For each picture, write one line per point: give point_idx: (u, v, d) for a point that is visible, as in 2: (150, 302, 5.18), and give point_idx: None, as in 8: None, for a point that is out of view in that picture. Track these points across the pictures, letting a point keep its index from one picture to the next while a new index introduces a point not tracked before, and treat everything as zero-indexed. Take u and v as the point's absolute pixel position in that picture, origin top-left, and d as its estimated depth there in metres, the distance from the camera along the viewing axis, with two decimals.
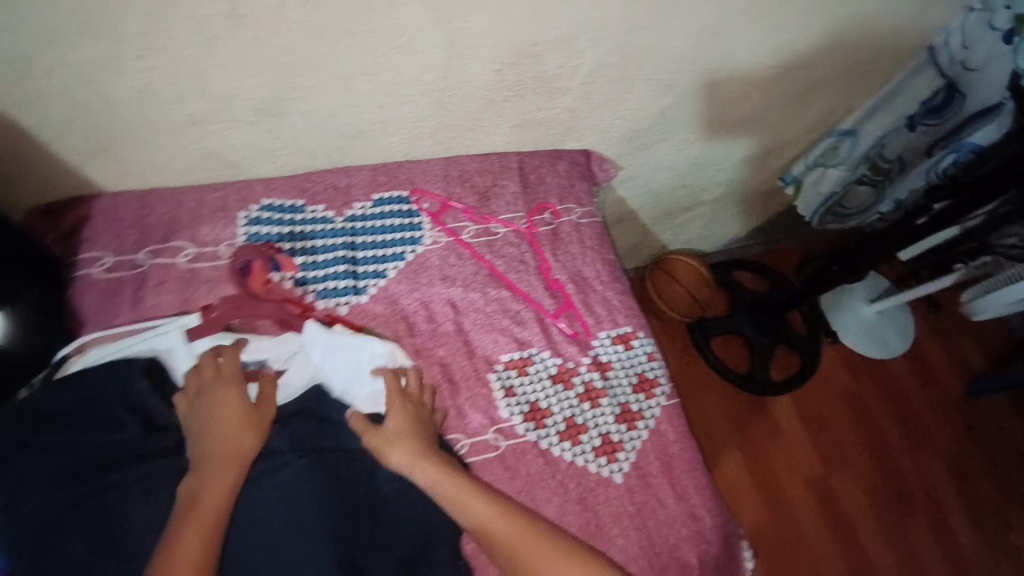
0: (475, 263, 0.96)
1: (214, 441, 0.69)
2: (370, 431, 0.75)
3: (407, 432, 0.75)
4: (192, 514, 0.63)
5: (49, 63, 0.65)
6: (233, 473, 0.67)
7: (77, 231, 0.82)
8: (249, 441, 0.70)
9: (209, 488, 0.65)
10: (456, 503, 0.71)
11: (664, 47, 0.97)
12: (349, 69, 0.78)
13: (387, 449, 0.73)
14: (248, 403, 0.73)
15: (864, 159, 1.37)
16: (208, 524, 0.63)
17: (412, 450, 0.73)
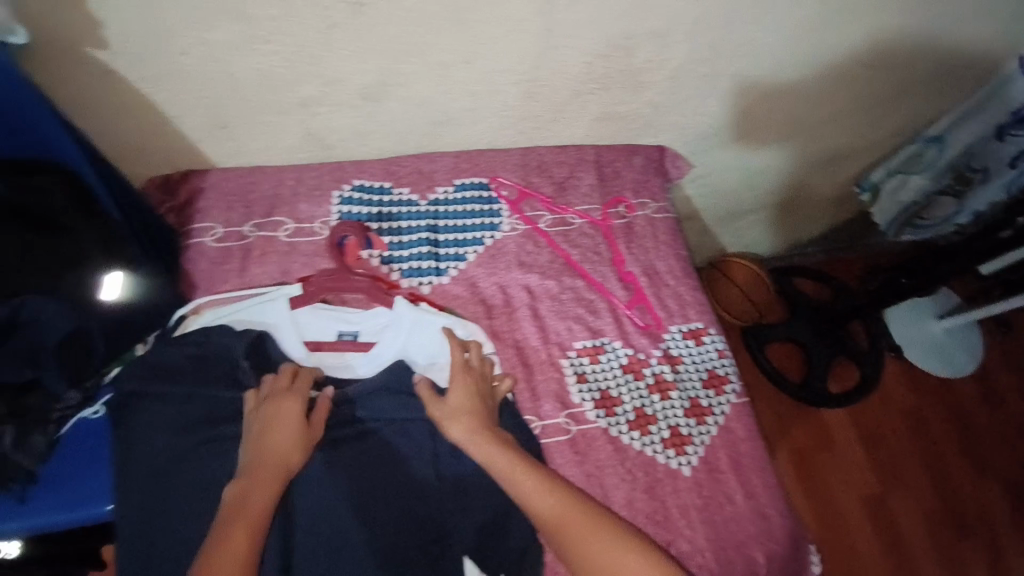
0: (551, 251, 0.98)
1: (266, 453, 0.68)
2: (433, 402, 0.76)
3: (468, 406, 0.76)
4: (238, 514, 0.63)
5: (185, 42, 0.71)
6: (273, 489, 0.66)
7: (191, 203, 0.89)
8: (295, 460, 0.69)
9: (258, 491, 0.65)
10: (517, 480, 0.71)
11: (753, 42, 0.97)
12: (450, 57, 0.82)
13: (450, 423, 0.74)
14: (304, 421, 0.72)
15: (949, 169, 1.30)
16: (257, 520, 0.63)
17: (472, 427, 0.74)
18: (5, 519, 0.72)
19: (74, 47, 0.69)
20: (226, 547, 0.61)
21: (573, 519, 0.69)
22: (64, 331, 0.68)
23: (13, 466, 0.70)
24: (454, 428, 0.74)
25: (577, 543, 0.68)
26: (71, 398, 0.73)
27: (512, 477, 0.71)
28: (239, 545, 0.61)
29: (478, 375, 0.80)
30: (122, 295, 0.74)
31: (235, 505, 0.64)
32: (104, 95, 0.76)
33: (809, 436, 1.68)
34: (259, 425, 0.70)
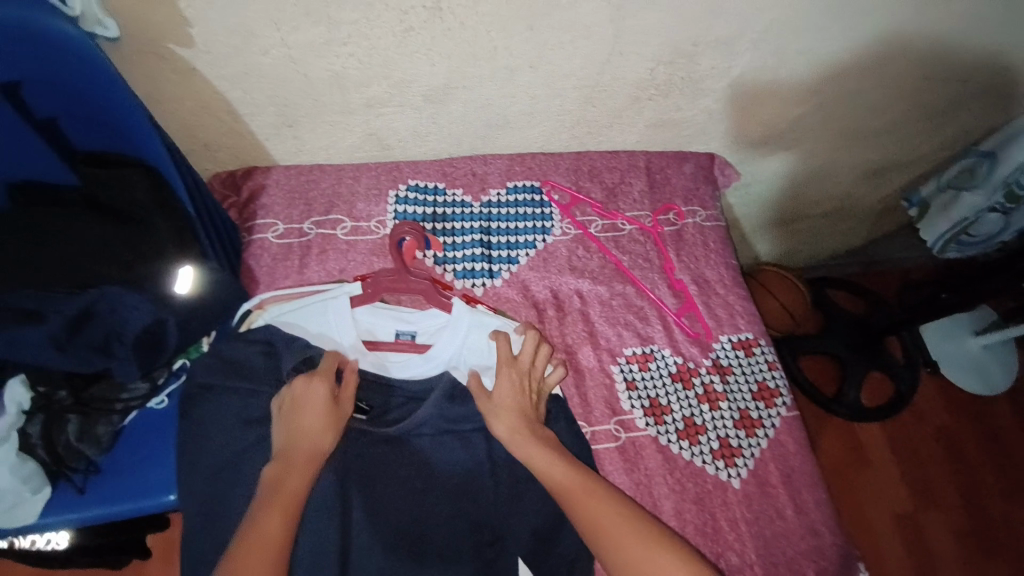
0: (602, 257, 0.98)
1: (298, 435, 0.69)
2: (482, 395, 0.76)
3: (515, 407, 0.75)
4: (277, 497, 0.65)
5: (267, 43, 0.73)
6: (309, 472, 0.68)
7: (253, 199, 0.92)
8: (327, 441, 0.70)
9: (292, 475, 0.66)
10: (557, 481, 0.70)
11: (815, 52, 0.96)
12: (518, 61, 0.83)
13: (495, 420, 0.74)
14: (331, 399, 0.72)
15: (1002, 186, 1.22)
16: (290, 503, 0.64)
17: (513, 424, 0.74)
18: (64, 510, 0.73)
19: (161, 45, 0.71)
20: (261, 529, 0.62)
21: (613, 521, 0.67)
22: (141, 326, 0.69)
23: (76, 454, 0.73)
24: (497, 424, 0.74)
25: (619, 546, 0.66)
26: (137, 389, 0.75)
27: (562, 484, 0.70)
28: (272, 528, 0.62)
29: (523, 372, 0.78)
30: (194, 288, 0.73)
31: (269, 488, 0.65)
32: (182, 91, 0.78)
33: (840, 449, 1.66)
34: (290, 410, 0.71)
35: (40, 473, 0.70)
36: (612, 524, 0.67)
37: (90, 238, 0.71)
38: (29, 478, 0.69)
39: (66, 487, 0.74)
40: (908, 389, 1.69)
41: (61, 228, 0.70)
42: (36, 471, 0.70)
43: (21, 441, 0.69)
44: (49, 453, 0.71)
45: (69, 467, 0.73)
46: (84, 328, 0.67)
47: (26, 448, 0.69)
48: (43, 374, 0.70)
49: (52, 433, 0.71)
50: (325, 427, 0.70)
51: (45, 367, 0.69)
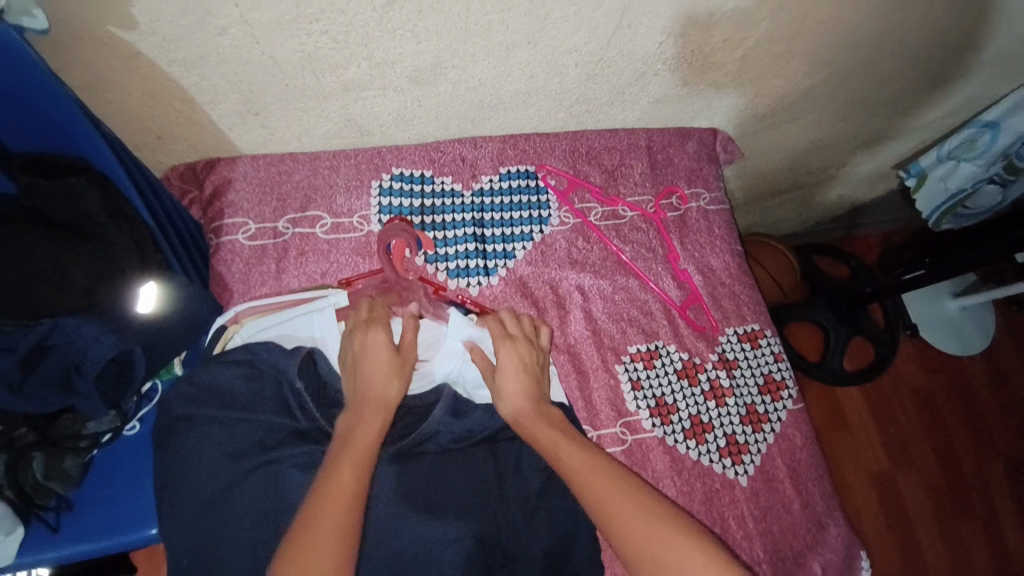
0: (603, 247, 0.93)
1: (366, 385, 0.67)
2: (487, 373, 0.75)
3: (519, 382, 0.74)
4: (348, 448, 0.61)
5: (225, 22, 0.62)
6: (380, 422, 0.65)
7: (219, 195, 0.83)
8: (395, 390, 0.68)
9: (364, 424, 0.64)
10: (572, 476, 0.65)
11: (835, 20, 0.89)
12: (516, 36, 0.74)
13: (500, 398, 0.74)
14: (391, 348, 0.70)
15: (1002, 156, 1.23)
16: (364, 457, 0.61)
17: (520, 407, 0.72)
18: (38, 549, 0.67)
19: (97, 27, 0.60)
20: (336, 483, 0.58)
21: (634, 515, 0.61)
22: (107, 357, 0.61)
23: (47, 491, 0.67)
24: (505, 403, 0.73)
25: (642, 540, 0.60)
26: (107, 419, 0.70)
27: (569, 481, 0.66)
28: (346, 485, 0.58)
29: (527, 342, 0.77)
30: (158, 307, 0.66)
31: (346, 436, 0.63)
32: (128, 78, 0.67)
33: (825, 416, 1.70)
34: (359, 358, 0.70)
35: (9, 514, 0.64)
36: (632, 519, 0.61)
37: (31, 265, 0.60)
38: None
39: (38, 525, 0.68)
40: (888, 353, 1.70)
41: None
42: (6, 513, 0.64)
43: None
44: (17, 493, 0.64)
45: (39, 505, 0.67)
46: (36, 366, 0.60)
47: None
48: None
49: (16, 472, 0.64)
50: (391, 374, 0.68)
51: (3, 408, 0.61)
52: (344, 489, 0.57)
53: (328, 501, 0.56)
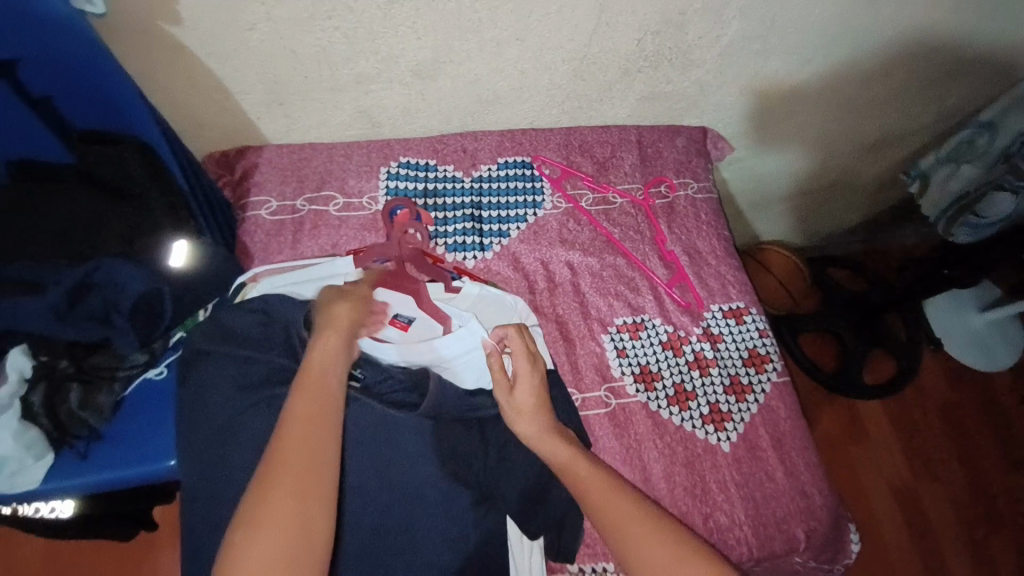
0: (592, 229, 0.99)
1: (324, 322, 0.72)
2: (503, 389, 0.74)
3: (535, 406, 0.73)
4: (309, 380, 0.65)
5: (254, 18, 0.75)
6: (340, 346, 0.70)
7: (247, 177, 0.94)
8: (350, 317, 0.73)
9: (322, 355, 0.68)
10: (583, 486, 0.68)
11: (807, 18, 0.95)
12: (504, 34, 0.84)
13: (516, 420, 0.73)
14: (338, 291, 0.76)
15: (1002, 157, 1.22)
16: (326, 396, 0.64)
17: (543, 424, 0.72)
18: (66, 476, 0.75)
19: (151, 21, 0.74)
20: (296, 423, 0.61)
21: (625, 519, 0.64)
22: (138, 293, 0.72)
23: (80, 422, 0.76)
24: (525, 426, 0.72)
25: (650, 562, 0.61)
26: (136, 360, 0.79)
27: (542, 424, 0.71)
28: (305, 414, 0.61)
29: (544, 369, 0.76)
30: (188, 263, 0.76)
31: (302, 375, 0.65)
32: (175, 68, 0.80)
33: (841, 427, 1.65)
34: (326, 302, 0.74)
35: (43, 440, 0.73)
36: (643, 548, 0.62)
37: (100, 217, 0.74)
38: (32, 444, 0.72)
39: (68, 453, 0.77)
40: (910, 367, 1.65)
41: (77, 211, 0.73)
42: (39, 438, 0.73)
43: (24, 409, 0.72)
44: (52, 421, 0.74)
45: (72, 434, 0.76)
46: (83, 298, 0.70)
47: (29, 416, 0.72)
48: (45, 343, 0.73)
49: (55, 400, 0.74)
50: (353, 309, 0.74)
51: (45, 336, 0.72)
52: (304, 418, 0.61)
53: (295, 427, 0.60)
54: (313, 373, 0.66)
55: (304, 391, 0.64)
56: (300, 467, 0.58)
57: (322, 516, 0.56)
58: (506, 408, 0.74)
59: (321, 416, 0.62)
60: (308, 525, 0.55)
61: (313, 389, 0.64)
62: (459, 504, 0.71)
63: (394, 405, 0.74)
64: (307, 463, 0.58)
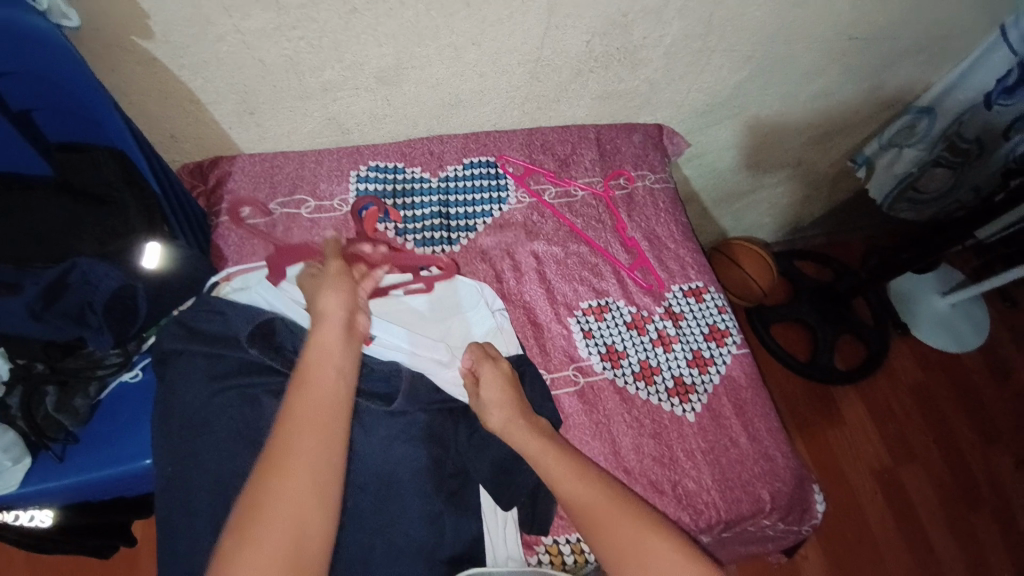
0: (556, 221, 1.04)
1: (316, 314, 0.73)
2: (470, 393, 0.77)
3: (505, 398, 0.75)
4: (305, 381, 0.66)
5: (223, 31, 0.80)
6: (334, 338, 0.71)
7: (220, 185, 0.98)
8: (336, 302, 0.74)
9: (317, 351, 0.69)
10: (564, 485, 0.69)
11: (744, 17, 1.02)
12: (461, 39, 0.90)
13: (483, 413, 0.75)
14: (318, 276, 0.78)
15: (941, 138, 1.37)
16: (325, 399, 0.65)
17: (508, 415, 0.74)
18: (45, 478, 0.76)
19: (122, 36, 0.78)
20: (298, 429, 0.62)
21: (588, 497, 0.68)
22: (112, 290, 0.75)
23: (56, 424, 0.77)
24: (492, 418, 0.74)
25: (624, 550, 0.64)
26: (111, 363, 0.81)
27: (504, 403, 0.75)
28: (308, 418, 0.63)
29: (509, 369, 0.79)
30: (160, 264, 0.80)
31: (306, 378, 0.66)
32: (147, 81, 0.85)
33: (816, 411, 1.67)
34: (316, 290, 0.76)
35: (20, 443, 0.74)
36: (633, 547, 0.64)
37: (80, 224, 0.77)
38: (9, 447, 0.72)
39: (45, 456, 0.77)
40: (879, 351, 1.71)
41: (63, 230, 0.77)
42: (16, 442, 0.73)
43: (1, 413, 0.74)
44: (29, 424, 0.74)
45: (49, 437, 0.76)
46: (60, 298, 0.73)
47: (6, 420, 0.74)
48: (20, 346, 0.75)
49: (31, 403, 0.75)
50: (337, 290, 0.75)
51: (20, 337, 0.74)
52: (305, 425, 0.63)
53: (300, 432, 0.62)
54: (316, 376, 0.67)
55: (309, 397, 0.65)
56: (307, 470, 0.60)
57: (324, 525, 0.59)
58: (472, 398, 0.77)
59: (322, 419, 0.64)
60: (304, 535, 0.57)
61: (319, 396, 0.65)
62: (437, 478, 0.74)
63: (374, 397, 0.77)
64: (311, 464, 0.60)
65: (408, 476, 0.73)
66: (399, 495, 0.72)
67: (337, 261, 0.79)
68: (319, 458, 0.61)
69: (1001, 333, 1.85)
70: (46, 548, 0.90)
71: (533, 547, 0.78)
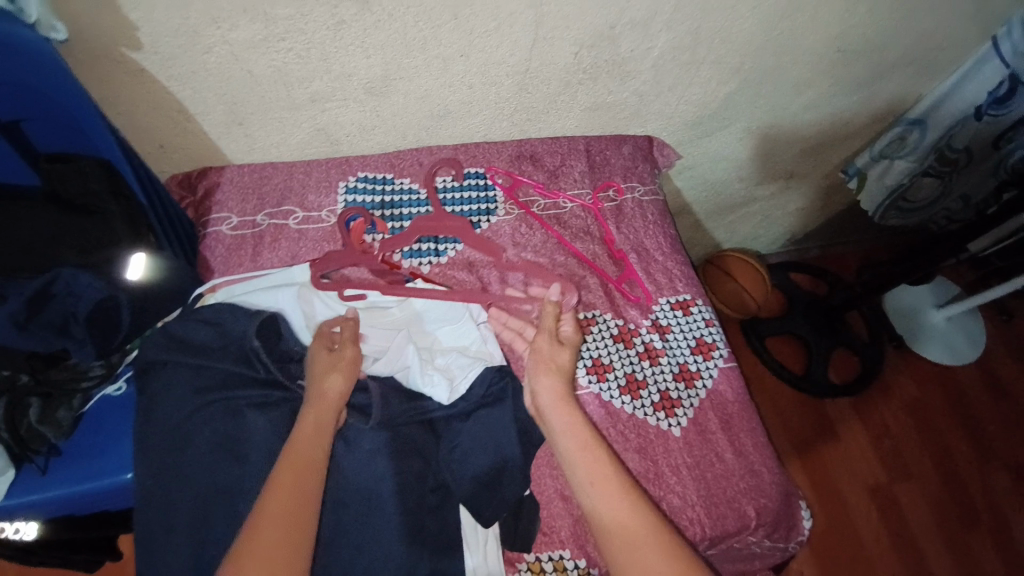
0: (544, 232, 1.04)
1: (312, 393, 0.72)
2: (540, 350, 0.80)
3: (563, 364, 0.79)
4: (291, 453, 0.66)
5: (209, 42, 0.80)
6: (328, 417, 0.70)
7: (209, 195, 0.98)
8: (340, 385, 0.73)
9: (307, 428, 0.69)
10: (598, 488, 0.69)
11: (731, 31, 1.02)
12: (449, 50, 0.90)
13: (538, 373, 0.78)
14: (328, 351, 0.77)
15: (931, 150, 1.38)
16: (308, 470, 0.65)
17: (559, 391, 0.76)
18: (27, 491, 0.76)
19: (109, 48, 0.78)
20: (274, 500, 0.62)
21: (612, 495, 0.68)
22: (94, 300, 0.74)
23: (39, 437, 0.76)
24: (544, 390, 0.76)
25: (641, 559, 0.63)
26: (94, 374, 0.81)
27: (537, 376, 0.78)
28: (287, 486, 0.63)
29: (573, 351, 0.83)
30: (145, 276, 0.79)
31: (291, 447, 0.66)
32: (134, 91, 0.85)
33: (809, 426, 1.66)
34: (320, 370, 0.75)
35: (3, 455, 0.73)
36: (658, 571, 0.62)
37: (66, 233, 0.77)
38: None
39: (29, 469, 0.77)
40: (874, 367, 1.70)
41: (49, 240, 0.76)
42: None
43: None
44: (13, 437, 0.74)
45: (32, 450, 0.76)
46: (40, 310, 0.73)
47: None
48: (3, 358, 0.74)
49: (14, 416, 0.74)
50: (344, 377, 0.74)
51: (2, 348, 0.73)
52: (285, 492, 0.62)
53: (277, 500, 0.62)
54: (302, 452, 0.66)
55: (291, 469, 0.65)
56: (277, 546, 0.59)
57: None
58: (535, 355, 0.79)
59: (299, 487, 0.63)
60: None
61: (300, 472, 0.65)
62: (420, 492, 0.73)
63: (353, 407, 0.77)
64: (283, 538, 0.60)
65: (386, 492, 0.71)
66: (379, 511, 0.71)
67: (354, 347, 0.77)
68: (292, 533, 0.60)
69: (996, 346, 1.84)
70: (33, 560, 0.89)
71: (514, 564, 0.74)
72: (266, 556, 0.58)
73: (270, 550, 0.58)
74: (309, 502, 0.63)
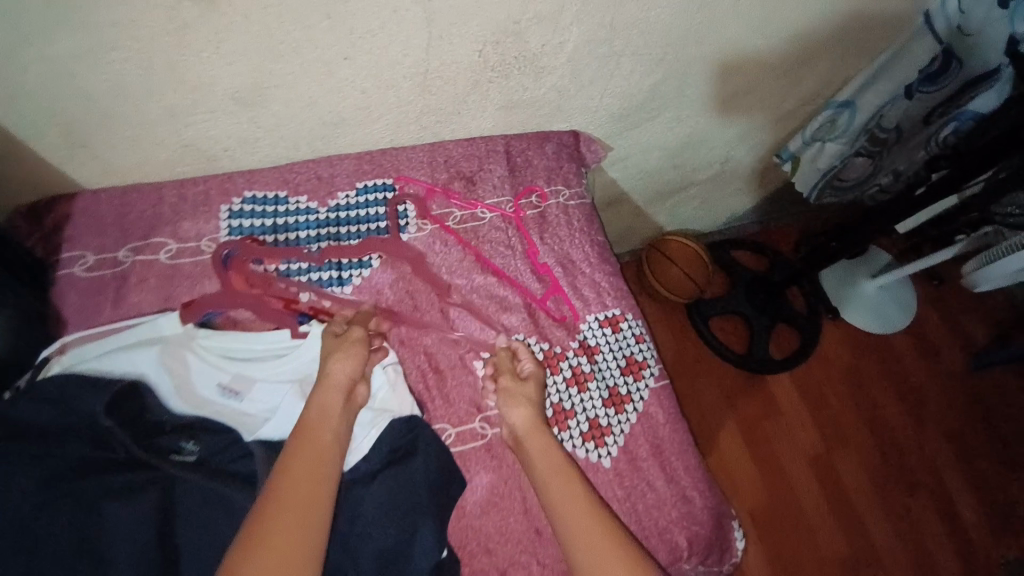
0: (461, 250, 0.95)
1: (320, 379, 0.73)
2: (507, 374, 0.83)
3: (525, 390, 0.80)
4: (303, 434, 0.67)
5: (24, 59, 0.66)
6: (336, 396, 0.72)
7: (59, 230, 0.83)
8: (348, 366, 0.74)
9: (318, 409, 0.70)
10: (562, 501, 0.69)
11: (649, 19, 0.93)
12: (330, 53, 0.78)
13: (508, 405, 0.79)
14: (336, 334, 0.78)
15: (863, 131, 1.34)
16: (320, 449, 0.66)
17: (533, 417, 0.78)
18: None
19: None
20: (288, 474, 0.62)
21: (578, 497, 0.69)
22: None
23: None
24: (518, 418, 0.78)
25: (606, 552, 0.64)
26: None
27: (507, 398, 0.80)
28: (296, 463, 0.64)
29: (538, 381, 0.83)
30: None
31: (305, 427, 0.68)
32: None
33: (753, 405, 1.68)
34: (328, 353, 0.76)
35: None
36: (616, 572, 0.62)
37: None
38: None
39: None
40: (812, 337, 1.72)
41: None
42: None
43: None
44: None
45: None
46: None
47: None
48: None
49: None
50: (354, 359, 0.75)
51: None
52: (295, 470, 0.63)
53: (294, 473, 0.63)
54: (313, 432, 0.68)
55: (305, 446, 0.66)
56: (293, 518, 0.59)
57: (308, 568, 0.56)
58: (501, 391, 0.81)
59: (313, 465, 0.64)
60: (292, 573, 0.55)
61: (313, 449, 0.66)
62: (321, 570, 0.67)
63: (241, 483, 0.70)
64: (302, 506, 0.60)
65: None
66: None
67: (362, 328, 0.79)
68: (311, 502, 0.61)
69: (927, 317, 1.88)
70: None
71: None
72: (283, 529, 0.57)
73: (285, 525, 0.58)
74: (326, 480, 0.64)
